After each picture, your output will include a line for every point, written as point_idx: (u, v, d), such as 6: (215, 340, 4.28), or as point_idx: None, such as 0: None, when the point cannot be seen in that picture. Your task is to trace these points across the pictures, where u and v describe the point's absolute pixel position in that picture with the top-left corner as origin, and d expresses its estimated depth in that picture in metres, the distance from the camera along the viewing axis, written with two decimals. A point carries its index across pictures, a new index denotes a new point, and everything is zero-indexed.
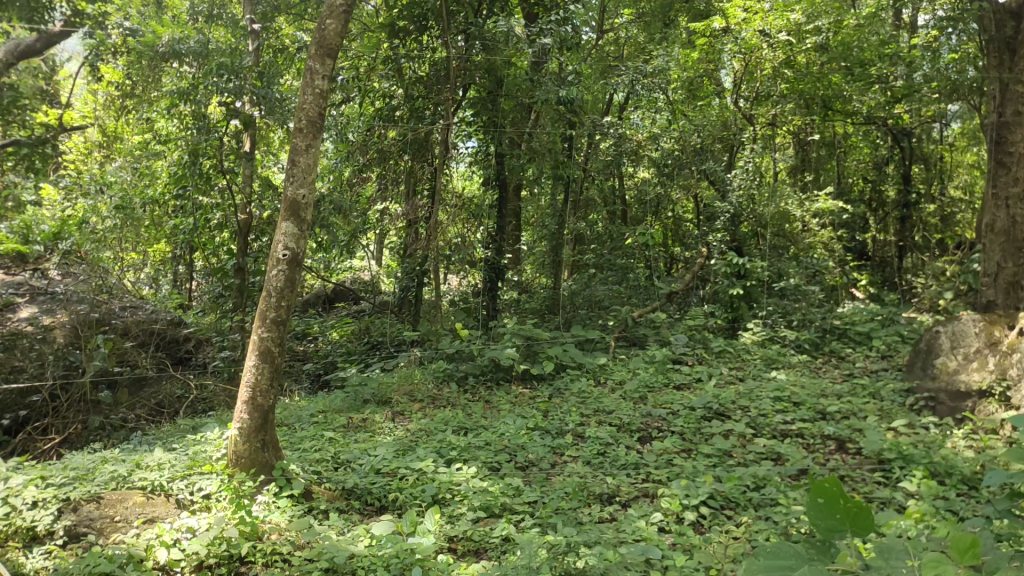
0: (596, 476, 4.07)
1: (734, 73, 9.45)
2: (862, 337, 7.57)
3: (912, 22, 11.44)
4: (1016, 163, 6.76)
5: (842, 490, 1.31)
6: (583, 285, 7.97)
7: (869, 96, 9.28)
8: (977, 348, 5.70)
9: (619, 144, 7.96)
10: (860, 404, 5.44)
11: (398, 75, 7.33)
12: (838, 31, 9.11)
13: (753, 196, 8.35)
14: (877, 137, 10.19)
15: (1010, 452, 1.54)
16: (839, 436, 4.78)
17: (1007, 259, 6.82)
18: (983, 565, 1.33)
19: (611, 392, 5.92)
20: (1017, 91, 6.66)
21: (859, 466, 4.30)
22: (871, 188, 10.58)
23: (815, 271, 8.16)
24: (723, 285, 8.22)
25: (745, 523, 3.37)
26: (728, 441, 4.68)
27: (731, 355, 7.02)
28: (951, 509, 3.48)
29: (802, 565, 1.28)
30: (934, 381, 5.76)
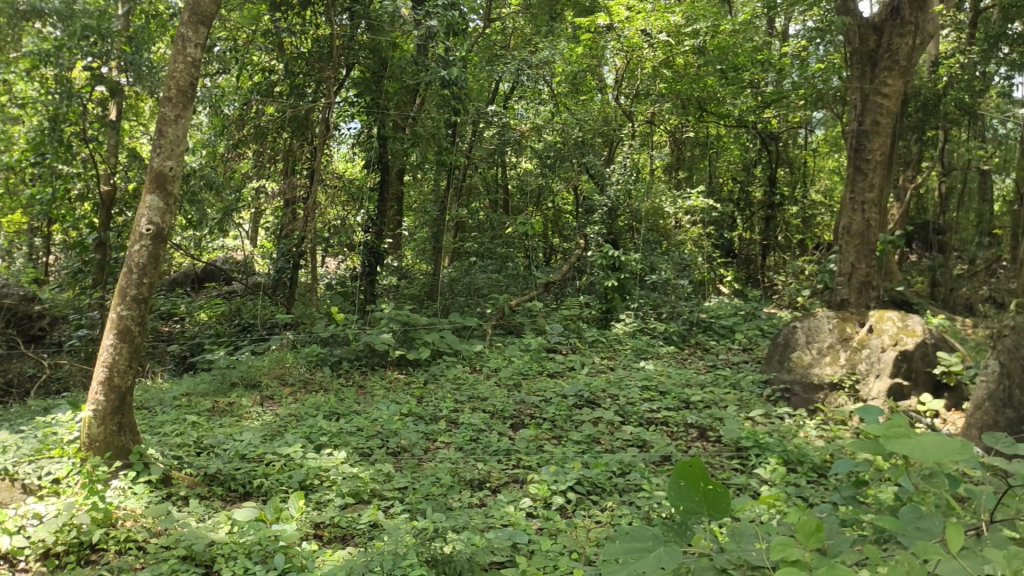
0: (467, 462, 4.09)
1: (615, 70, 9.48)
2: (726, 330, 7.92)
3: (784, 31, 12.02)
4: (872, 170, 7.18)
5: (703, 472, 1.36)
6: (462, 273, 8.05)
7: (741, 100, 10.02)
8: (830, 343, 6.16)
9: (503, 134, 8.10)
10: (722, 394, 5.67)
11: (278, 50, 7.09)
12: (713, 36, 9.54)
13: (629, 192, 8.60)
14: (747, 139, 10.93)
15: (855, 442, 1.63)
16: (700, 424, 4.98)
17: (860, 260, 7.30)
18: (825, 550, 1.39)
19: (486, 378, 5.96)
20: (877, 102, 7.06)
21: (718, 453, 4.49)
22: (740, 188, 11.11)
23: (684, 264, 8.67)
24: (599, 277, 8.35)
25: (609, 508, 3.46)
26: (596, 428, 4.80)
27: (604, 345, 7.20)
28: (801, 494, 3.69)
29: (659, 546, 1.30)
30: (791, 372, 6.06)
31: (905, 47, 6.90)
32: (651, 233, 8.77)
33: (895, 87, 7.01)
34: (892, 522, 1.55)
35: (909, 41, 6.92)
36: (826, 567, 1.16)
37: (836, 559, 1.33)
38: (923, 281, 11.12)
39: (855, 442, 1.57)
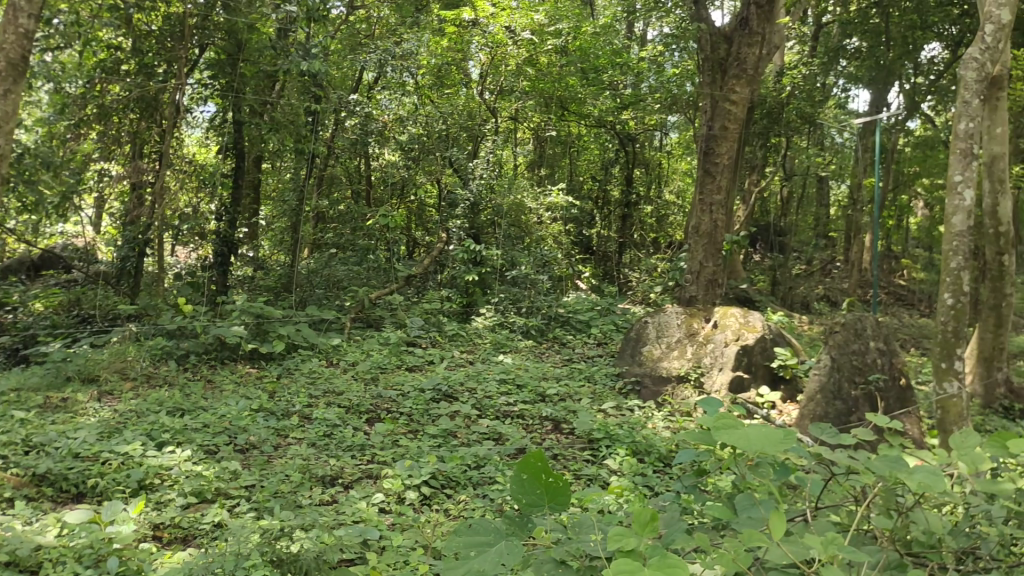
0: (319, 458, 4.01)
1: (480, 64, 9.33)
2: (581, 325, 8.16)
3: (642, 36, 12.47)
4: (720, 173, 7.52)
5: (545, 465, 1.40)
6: (322, 265, 7.80)
7: (600, 100, 10.17)
8: (678, 338, 6.44)
9: (365, 125, 7.94)
10: (577, 387, 5.80)
11: (125, 25, 6.51)
12: (577, 37, 9.94)
13: (491, 187, 8.77)
14: (607, 140, 11.20)
15: (691, 434, 1.72)
16: (554, 416, 5.09)
17: (708, 259, 7.65)
18: (659, 539, 1.44)
19: (343, 372, 5.86)
20: (726, 108, 7.36)
21: (571, 446, 4.57)
22: (598, 187, 11.39)
23: (545, 261, 8.83)
24: (460, 271, 8.40)
25: (462, 501, 3.48)
26: (453, 422, 4.80)
27: (464, 339, 7.23)
28: (647, 484, 3.83)
29: (500, 540, 1.31)
30: (642, 366, 6.25)
31: (752, 56, 7.36)
32: (512, 228, 8.87)
33: (742, 95, 7.36)
34: (726, 511, 1.63)
35: (755, 51, 7.40)
36: (659, 555, 1.19)
37: (668, 546, 1.38)
38: (764, 280, 11.76)
39: (690, 436, 1.63)
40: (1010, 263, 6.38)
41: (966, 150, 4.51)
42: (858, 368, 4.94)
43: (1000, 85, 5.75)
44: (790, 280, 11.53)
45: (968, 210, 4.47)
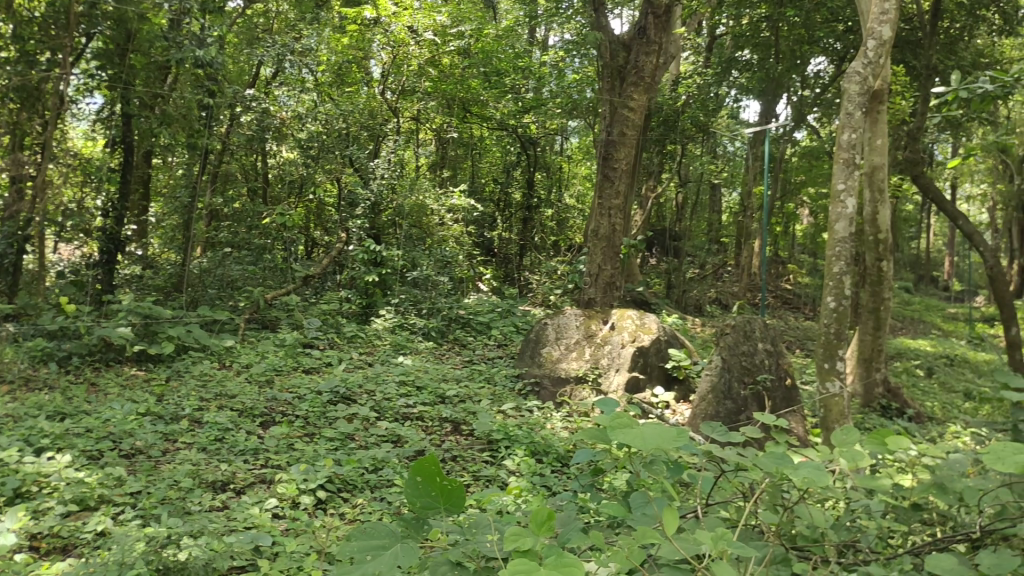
0: (210, 463, 3.88)
1: (381, 63, 9.21)
2: (482, 327, 8.27)
3: (544, 42, 12.65)
4: (618, 178, 7.68)
5: (440, 468, 1.38)
6: (215, 264, 7.54)
7: (502, 103, 10.37)
8: (577, 340, 6.52)
9: (262, 120, 7.67)
10: (476, 389, 5.81)
11: (7, 9, 6.04)
12: (479, 39, 9.95)
13: (393, 187, 8.61)
14: (509, 142, 11.27)
15: (585, 432, 1.73)
16: (454, 418, 5.09)
17: (606, 262, 7.77)
18: (555, 537, 1.44)
19: (236, 375, 5.69)
20: (624, 115, 7.61)
21: (470, 447, 4.57)
22: (500, 189, 11.43)
23: (446, 262, 8.83)
24: (359, 272, 8.23)
25: (360, 505, 3.44)
26: (350, 424, 4.73)
27: (362, 341, 7.13)
28: (546, 483, 3.87)
29: (395, 544, 1.29)
30: (541, 367, 6.28)
31: (649, 65, 7.51)
32: (412, 229, 8.83)
33: (639, 103, 7.62)
34: (621, 509, 1.65)
35: (652, 60, 7.55)
36: (556, 554, 1.20)
37: (563, 546, 1.38)
38: (660, 283, 12.07)
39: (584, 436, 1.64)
40: (888, 268, 6.71)
41: (849, 160, 4.70)
42: (747, 369, 5.12)
43: (881, 99, 6.07)
44: (685, 284, 11.85)
45: (850, 218, 4.70)
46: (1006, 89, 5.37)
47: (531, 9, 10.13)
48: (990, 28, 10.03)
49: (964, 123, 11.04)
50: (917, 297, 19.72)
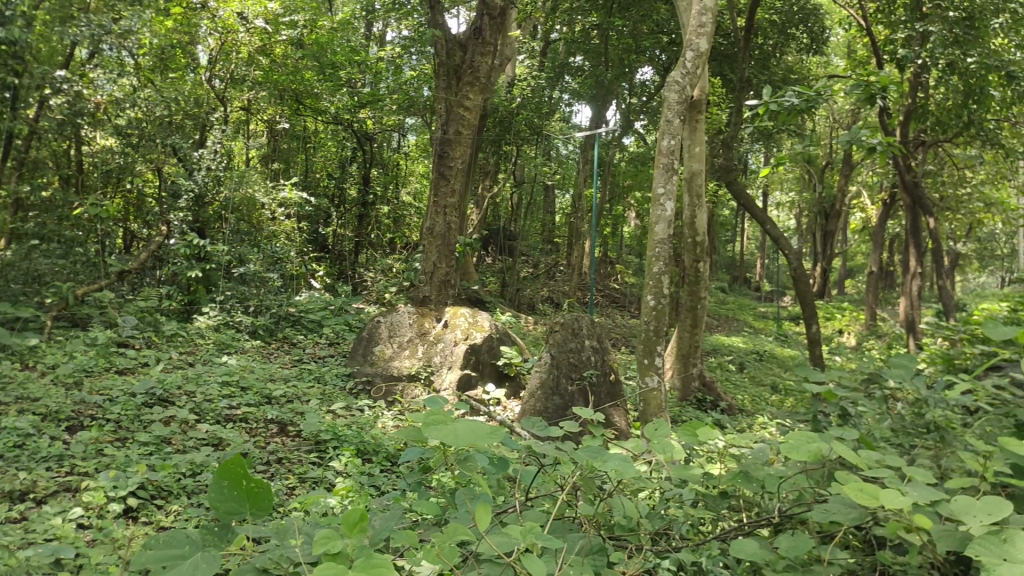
0: (7, 472, 3.56)
1: (209, 49, 8.71)
2: (313, 325, 8.20)
3: (381, 37, 12.63)
4: (453, 177, 7.72)
5: (248, 470, 1.33)
6: (21, 257, 6.80)
7: (337, 97, 10.29)
8: (410, 338, 6.49)
9: (76, 104, 7.05)
10: (304, 388, 5.66)
11: None
12: (312, 30, 9.86)
13: (218, 178, 8.26)
14: (344, 137, 11.09)
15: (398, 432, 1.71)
16: (280, 419, 4.96)
17: (441, 261, 7.75)
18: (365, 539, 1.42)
19: (40, 376, 5.24)
20: (460, 114, 7.67)
21: (297, 448, 4.45)
22: (334, 185, 11.24)
23: (277, 258, 8.58)
24: (182, 267, 7.76)
25: (177, 512, 3.29)
26: (167, 427, 4.48)
27: (183, 340, 6.79)
28: (374, 483, 3.83)
29: (196, 552, 1.23)
30: (373, 366, 6.18)
31: (485, 64, 7.70)
32: (240, 222, 8.47)
33: (474, 103, 7.81)
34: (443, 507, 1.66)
35: (488, 60, 7.75)
36: (365, 555, 1.18)
37: (376, 546, 1.36)
38: (494, 281, 12.25)
39: (401, 434, 1.63)
40: (705, 269, 7.07)
41: (668, 165, 4.92)
42: (574, 365, 5.26)
43: (700, 108, 6.42)
44: (518, 282, 12.06)
45: (668, 220, 4.93)
46: (810, 103, 5.82)
47: (367, 4, 10.11)
48: (798, 46, 10.81)
49: (774, 134, 11.86)
50: (733, 296, 21.00)
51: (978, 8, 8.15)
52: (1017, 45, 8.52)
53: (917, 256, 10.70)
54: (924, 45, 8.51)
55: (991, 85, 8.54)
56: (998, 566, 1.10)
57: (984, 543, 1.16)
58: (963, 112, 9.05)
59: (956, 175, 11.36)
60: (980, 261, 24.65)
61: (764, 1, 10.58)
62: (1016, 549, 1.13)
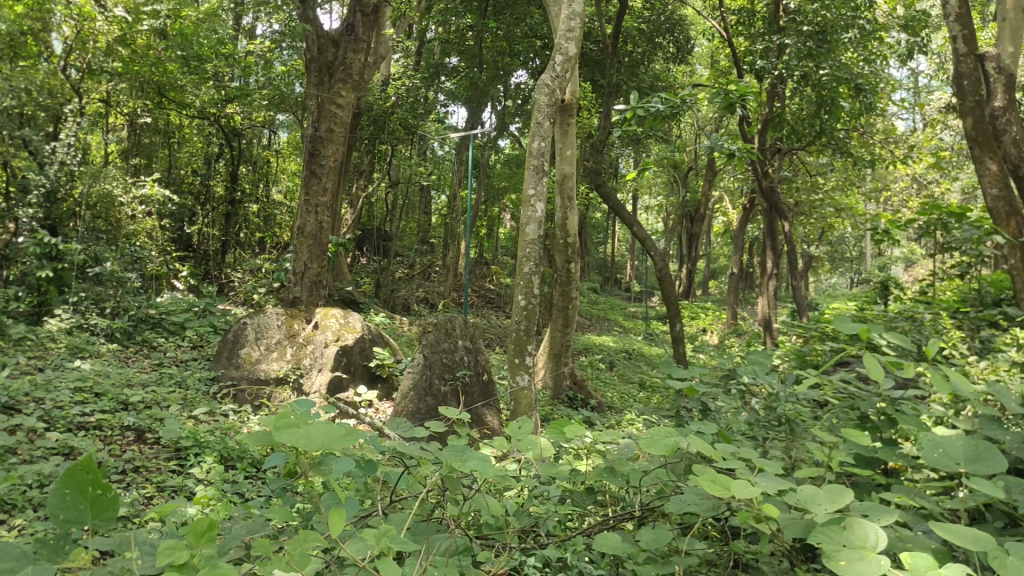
0: None
1: (63, 39, 8.06)
2: (175, 327, 7.87)
3: (249, 28, 12.22)
4: (325, 175, 7.54)
5: (93, 475, 1.25)
6: None
7: (203, 91, 9.82)
8: (278, 340, 6.29)
9: None
10: (164, 393, 5.40)
11: None
12: (176, 21, 9.40)
13: (73, 173, 7.79)
14: (210, 133, 10.67)
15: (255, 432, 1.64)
16: (137, 426, 4.73)
17: (312, 261, 7.57)
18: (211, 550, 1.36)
19: None
20: (331, 111, 7.52)
21: (155, 456, 4.25)
22: (200, 181, 10.80)
23: (136, 258, 8.17)
24: (31, 266, 7.24)
25: (20, 526, 3.07)
26: (12, 437, 4.17)
27: (33, 343, 6.35)
28: (237, 490, 3.70)
29: (28, 565, 1.15)
30: (238, 369, 5.95)
31: (357, 62, 7.60)
32: (96, 220, 8.03)
33: (346, 100, 7.60)
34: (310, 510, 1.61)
35: (360, 58, 7.67)
36: (209, 567, 1.13)
37: (225, 557, 1.31)
38: (368, 282, 12.09)
39: (257, 436, 1.58)
40: (576, 270, 7.18)
41: (538, 167, 4.97)
42: (447, 366, 5.24)
43: (570, 112, 6.53)
44: (392, 283, 11.92)
45: (538, 221, 4.98)
46: (674, 110, 6.02)
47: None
48: (666, 55, 11.16)
49: (642, 139, 12.22)
50: (604, 297, 21.47)
51: (829, 23, 8.62)
52: (864, 60, 9.09)
53: (774, 258, 11.26)
54: (780, 57, 8.97)
55: (841, 97, 9.07)
56: (837, 552, 1.15)
57: (826, 530, 1.21)
58: (816, 122, 9.58)
59: (809, 181, 12.01)
60: (831, 263, 26.16)
61: (633, 9, 10.88)
62: (855, 535, 1.18)
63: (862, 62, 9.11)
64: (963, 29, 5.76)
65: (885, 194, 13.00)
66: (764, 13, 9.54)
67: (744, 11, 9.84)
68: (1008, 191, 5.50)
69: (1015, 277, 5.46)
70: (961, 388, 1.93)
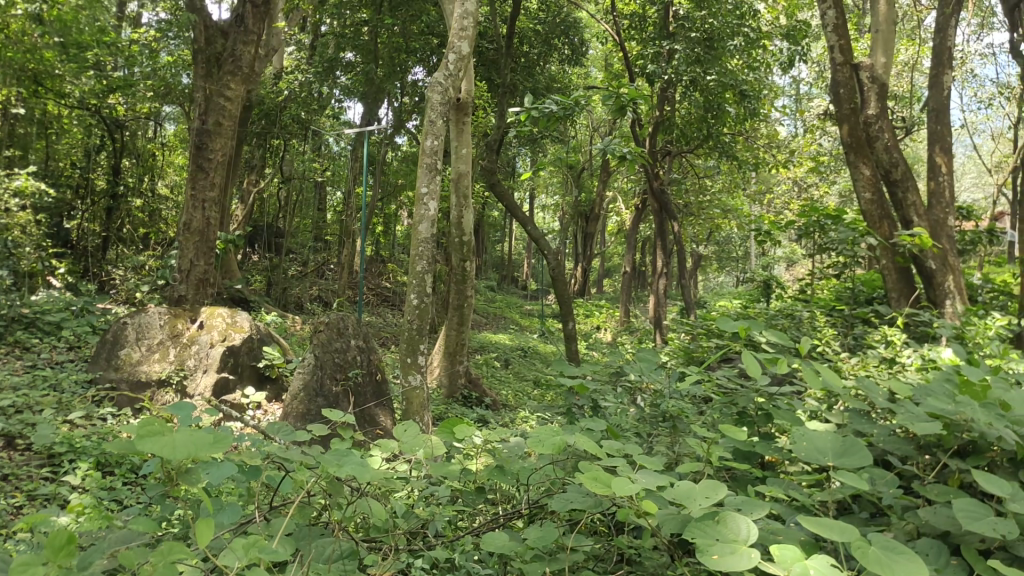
0: None
1: None
2: (50, 327, 7.38)
3: (132, 15, 11.71)
4: (213, 170, 7.30)
5: None
6: None
7: (82, 80, 9.33)
8: (161, 340, 6.04)
9: None
10: (37, 396, 5.11)
11: None
12: (54, 7, 8.92)
13: None
14: (92, 124, 10.03)
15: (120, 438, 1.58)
16: (7, 432, 4.47)
17: (199, 258, 7.32)
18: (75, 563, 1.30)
19: None
20: (219, 104, 7.28)
21: (26, 463, 4.02)
22: (79, 174, 10.27)
23: (7, 253, 7.71)
24: None
25: None
26: None
27: None
28: (115, 497, 3.55)
29: None
30: (118, 371, 5.67)
31: (247, 54, 7.37)
32: None
33: (236, 93, 7.38)
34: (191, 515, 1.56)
35: (250, 50, 7.42)
36: None
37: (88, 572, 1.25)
38: (259, 280, 11.77)
39: (118, 444, 1.51)
40: (471, 268, 7.18)
41: (431, 165, 4.95)
42: (339, 365, 5.15)
43: (465, 111, 6.53)
44: (285, 281, 11.63)
45: (431, 220, 4.96)
46: (567, 111, 6.10)
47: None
48: (561, 56, 11.29)
49: (538, 138, 12.35)
50: (500, 294, 21.53)
51: (716, 29, 8.88)
52: (748, 67, 9.43)
53: (664, 257, 11.55)
54: (670, 62, 9.21)
55: (727, 103, 9.40)
56: (712, 547, 1.18)
57: (701, 526, 1.24)
58: (703, 126, 9.90)
59: (697, 183, 12.39)
60: (718, 263, 27.04)
61: (528, 10, 10.97)
62: (729, 530, 1.22)
63: (746, 69, 9.45)
64: (839, 40, 6.03)
65: (768, 196, 13.55)
66: (655, 18, 9.77)
67: (635, 15, 10.06)
68: (880, 195, 5.80)
69: (886, 276, 5.77)
70: (832, 383, 2.02)
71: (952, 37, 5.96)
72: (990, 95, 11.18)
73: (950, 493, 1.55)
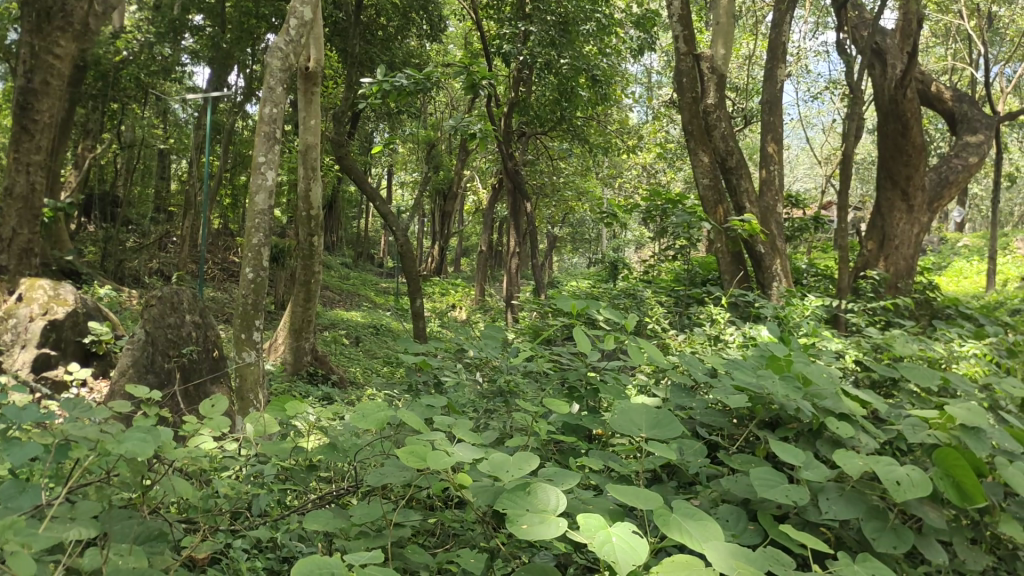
0: None
1: None
2: None
3: None
4: (39, 132, 6.76)
5: None
6: None
7: None
8: None
9: None
10: None
11: None
12: None
13: None
14: None
15: None
16: None
17: (22, 226, 6.80)
18: None
19: None
20: (47, 62, 6.74)
21: None
22: None
23: None
24: None
25: None
26: None
27: None
28: None
29: None
30: None
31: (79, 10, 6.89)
32: None
33: (66, 50, 6.86)
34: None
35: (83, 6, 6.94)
36: None
37: None
38: (93, 251, 11.04)
39: None
40: (318, 243, 7.00)
41: (270, 134, 4.76)
42: (172, 341, 4.91)
43: (315, 81, 6.33)
44: (121, 252, 10.95)
45: (269, 190, 4.79)
46: (419, 86, 6.03)
47: None
48: (419, 31, 11.14)
49: (393, 112, 12.19)
50: (354, 272, 21.13)
51: (570, 14, 9.10)
52: (600, 53, 9.64)
53: (518, 237, 11.68)
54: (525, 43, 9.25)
55: (579, 87, 9.58)
56: (520, 517, 1.20)
57: (511, 497, 1.25)
58: (557, 109, 10.06)
59: (551, 165, 12.58)
60: (572, 244, 27.57)
61: None
62: (538, 500, 1.24)
63: (599, 54, 9.66)
64: (683, 30, 6.23)
65: (618, 179, 13.92)
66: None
67: None
68: (717, 182, 6.07)
69: (720, 258, 6.08)
70: (656, 358, 2.09)
71: (787, 32, 6.25)
72: (822, 90, 11.89)
73: (752, 462, 1.64)
